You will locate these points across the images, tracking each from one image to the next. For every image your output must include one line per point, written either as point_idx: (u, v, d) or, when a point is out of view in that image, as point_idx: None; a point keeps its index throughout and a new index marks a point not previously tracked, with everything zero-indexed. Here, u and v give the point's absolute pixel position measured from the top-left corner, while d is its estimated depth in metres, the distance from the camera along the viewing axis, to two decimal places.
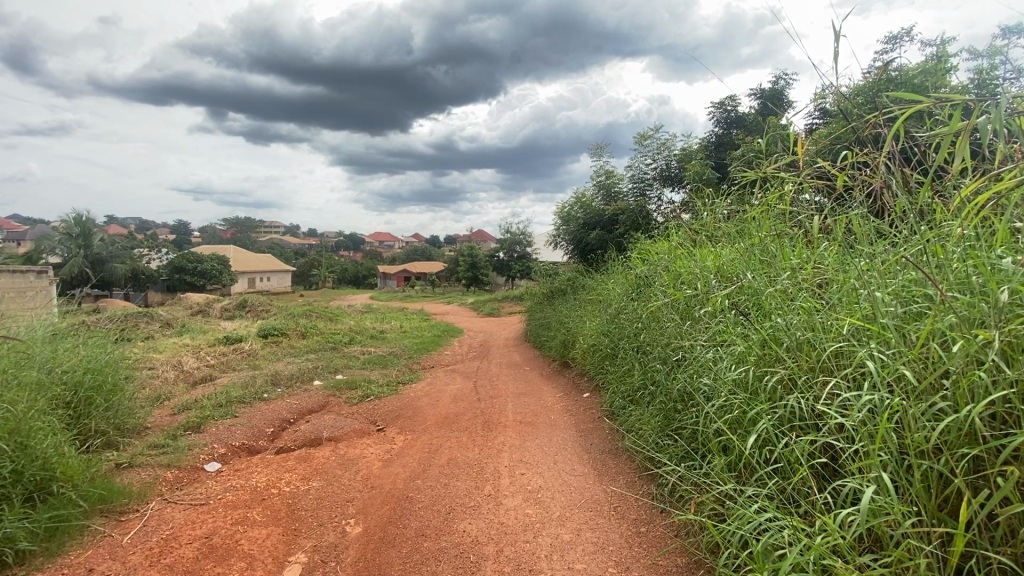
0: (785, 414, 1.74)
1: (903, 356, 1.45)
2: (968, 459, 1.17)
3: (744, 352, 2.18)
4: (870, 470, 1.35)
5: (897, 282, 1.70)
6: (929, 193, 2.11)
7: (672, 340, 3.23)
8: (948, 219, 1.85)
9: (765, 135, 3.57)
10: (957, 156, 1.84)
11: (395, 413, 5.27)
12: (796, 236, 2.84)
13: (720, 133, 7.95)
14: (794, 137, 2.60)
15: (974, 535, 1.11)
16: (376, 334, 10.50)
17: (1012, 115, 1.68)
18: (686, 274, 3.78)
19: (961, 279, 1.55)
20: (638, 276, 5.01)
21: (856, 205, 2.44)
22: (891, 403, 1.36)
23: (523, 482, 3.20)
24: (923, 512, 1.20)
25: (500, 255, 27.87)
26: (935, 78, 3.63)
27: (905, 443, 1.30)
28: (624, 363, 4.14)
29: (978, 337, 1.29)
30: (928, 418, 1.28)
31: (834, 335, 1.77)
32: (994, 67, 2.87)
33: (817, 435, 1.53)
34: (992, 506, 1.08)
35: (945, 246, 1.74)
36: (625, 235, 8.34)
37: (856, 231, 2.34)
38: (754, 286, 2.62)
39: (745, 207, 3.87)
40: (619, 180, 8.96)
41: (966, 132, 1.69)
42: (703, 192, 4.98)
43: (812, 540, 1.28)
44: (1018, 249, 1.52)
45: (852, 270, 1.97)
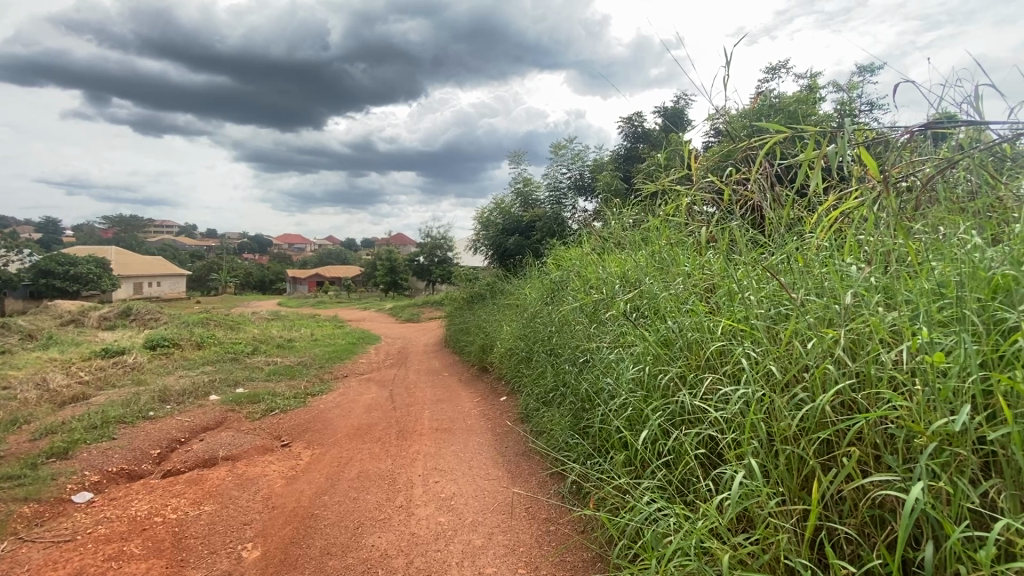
0: (675, 410, 1.86)
1: (771, 354, 1.62)
2: (820, 443, 1.33)
3: (641, 352, 2.31)
4: (744, 458, 1.49)
5: (768, 286, 1.91)
6: (797, 209, 2.39)
7: (580, 343, 3.36)
8: (809, 232, 2.11)
9: (665, 150, 3.86)
10: (818, 177, 2.11)
11: (301, 426, 4.98)
12: (690, 245, 3.09)
13: (628, 147, 8.45)
14: (687, 153, 2.84)
15: (826, 511, 1.26)
16: (284, 343, 9.85)
17: (855, 144, 1.95)
18: (594, 279, 3.96)
19: (818, 284, 1.77)
20: (553, 281, 5.16)
21: (738, 217, 2.70)
22: (761, 396, 1.51)
23: (436, 491, 3.15)
24: (786, 492, 1.34)
25: (419, 260, 27.43)
26: (804, 108, 4.13)
27: (772, 432, 1.45)
28: (538, 366, 4.24)
29: (829, 335, 1.48)
30: (790, 408, 1.44)
31: (717, 335, 1.94)
32: (849, 101, 3.32)
33: (701, 426, 1.66)
34: (838, 483, 1.23)
35: (806, 255, 1.98)
36: (541, 241, 8.58)
37: (737, 240, 2.58)
38: (652, 291, 2.80)
39: (649, 217, 4.14)
40: (535, 188, 9.20)
41: (822, 157, 1.95)
42: (613, 203, 5.26)
43: (694, 526, 1.38)
44: (863, 258, 1.77)
45: (733, 276, 2.17)
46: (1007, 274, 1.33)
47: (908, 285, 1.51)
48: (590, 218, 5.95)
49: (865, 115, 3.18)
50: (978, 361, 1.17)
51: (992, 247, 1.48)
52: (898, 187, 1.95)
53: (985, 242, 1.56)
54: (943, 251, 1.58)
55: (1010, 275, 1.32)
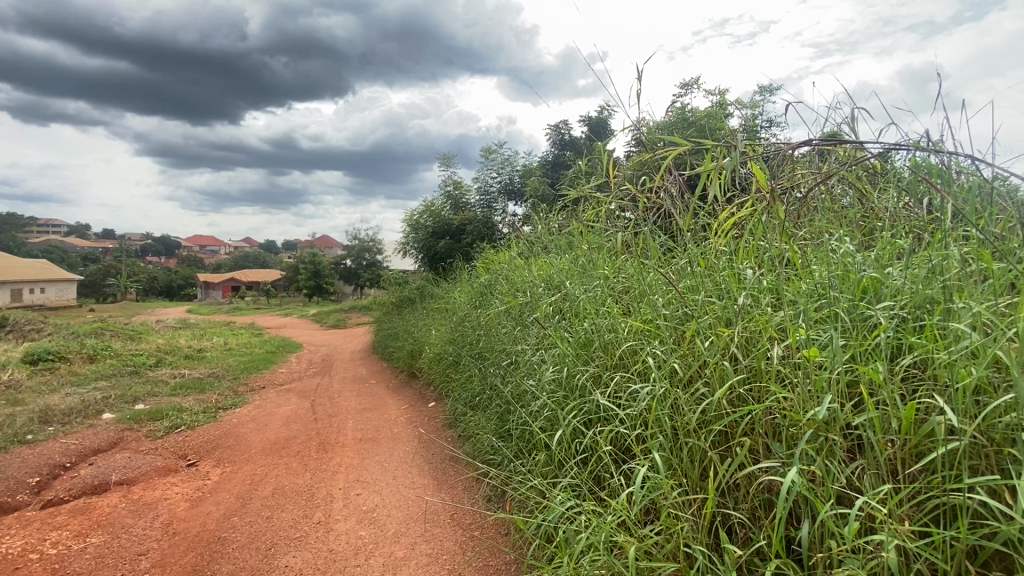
0: (590, 409, 1.92)
1: (676, 352, 1.72)
2: (717, 436, 1.43)
3: (561, 354, 2.36)
4: (652, 452, 1.56)
5: (677, 290, 2.02)
6: (702, 216, 2.57)
7: (505, 345, 3.38)
8: (712, 237, 2.25)
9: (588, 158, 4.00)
10: (721, 187, 2.28)
11: (211, 443, 4.61)
12: (609, 249, 3.20)
13: (555, 154, 8.66)
14: (606, 161, 2.96)
15: (722, 498, 1.35)
16: (192, 354, 9.07)
17: (749, 158, 2.12)
18: (521, 283, 4.01)
19: (718, 285, 1.90)
20: (481, 284, 5.16)
21: (652, 223, 2.85)
22: (666, 393, 1.59)
23: (357, 503, 3.03)
24: (687, 482, 1.42)
25: (346, 264, 26.44)
26: (713, 123, 4.45)
27: (676, 426, 1.54)
28: (465, 370, 4.21)
29: (726, 334, 1.59)
30: (692, 403, 1.54)
31: (629, 336, 2.03)
32: (750, 118, 3.61)
33: (612, 424, 1.73)
34: (732, 471, 1.32)
35: (709, 259, 2.11)
36: (471, 245, 8.57)
37: (651, 245, 2.72)
38: (573, 294, 2.88)
39: (573, 222, 4.26)
40: (465, 192, 9.18)
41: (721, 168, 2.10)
42: (540, 208, 5.37)
43: (604, 521, 1.42)
44: (757, 262, 1.92)
45: (645, 279, 2.28)
46: (871, 277, 1.50)
47: (793, 287, 1.66)
48: (519, 222, 6.03)
49: (764, 131, 3.48)
50: (846, 354, 1.31)
51: (860, 253, 1.67)
52: (787, 198, 2.15)
53: (855, 248, 1.75)
54: (822, 256, 1.76)
55: (874, 278, 1.49)
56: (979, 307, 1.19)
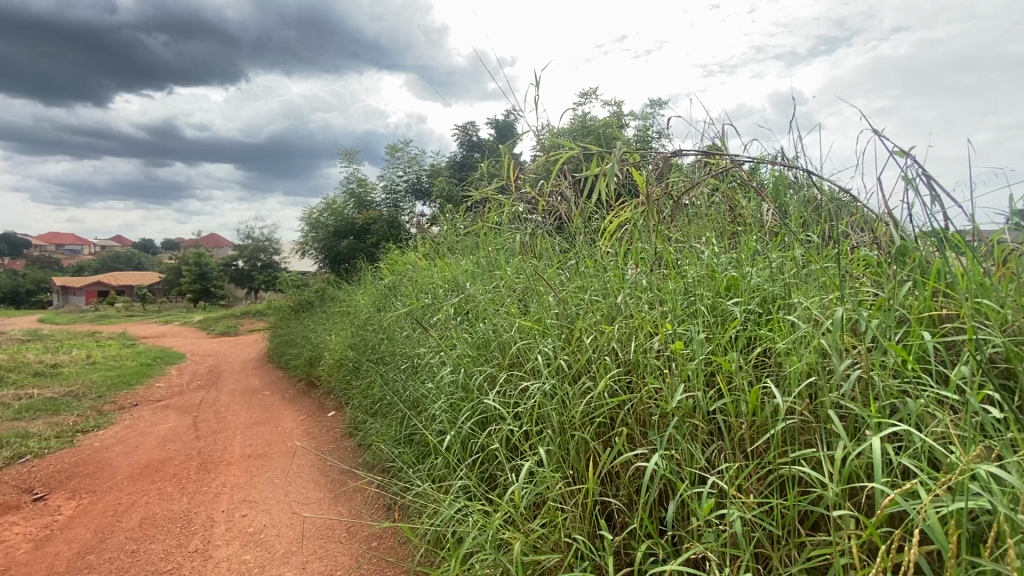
0: (485, 409, 1.92)
1: (565, 350, 1.78)
2: (599, 428, 1.50)
3: (459, 356, 2.34)
4: (540, 448, 1.60)
5: (569, 290, 2.09)
6: (595, 219, 2.69)
7: (405, 348, 3.29)
8: (601, 240, 2.36)
9: (491, 159, 4.03)
10: (610, 190, 2.40)
11: (65, 471, 4.00)
12: (510, 250, 3.24)
13: (463, 154, 8.63)
14: (506, 162, 3.00)
15: (602, 487, 1.42)
16: (42, 369, 7.81)
17: (627, 166, 2.26)
18: (424, 284, 3.93)
19: (604, 285, 2.00)
20: (385, 286, 5.00)
21: (550, 225, 2.92)
22: (553, 389, 1.64)
23: (242, 526, 2.79)
24: (572, 474, 1.47)
25: (238, 265, 24.35)
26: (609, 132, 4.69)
27: (563, 421, 1.59)
28: (365, 376, 4.04)
29: (608, 331, 1.68)
30: (577, 397, 1.60)
31: (523, 335, 2.06)
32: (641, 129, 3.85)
33: (504, 423, 1.74)
34: (611, 460, 1.39)
35: (597, 262, 2.21)
36: (376, 245, 8.28)
37: (547, 245, 2.80)
38: (474, 295, 2.87)
39: (477, 223, 4.26)
40: (370, 190, 8.85)
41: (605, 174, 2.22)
42: (446, 209, 5.33)
43: (492, 518, 1.43)
44: (639, 263, 2.05)
45: (541, 280, 2.33)
46: (732, 276, 1.66)
47: (668, 285, 1.79)
48: (425, 222, 5.94)
49: (654, 141, 3.72)
50: (707, 346, 1.43)
51: (725, 255, 1.84)
52: (667, 203, 2.33)
53: (721, 250, 1.93)
54: (693, 257, 1.92)
55: (734, 277, 1.66)
56: (811, 301, 1.37)
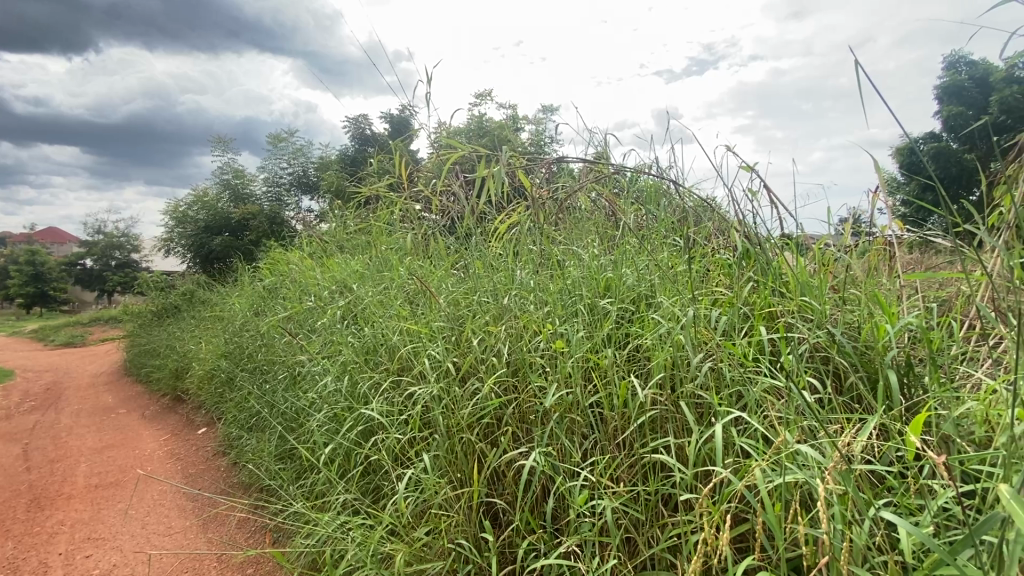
0: (370, 418, 1.83)
1: (452, 352, 1.76)
2: (484, 429, 1.49)
3: (344, 363, 2.21)
4: (427, 454, 1.56)
5: (458, 292, 2.08)
6: (486, 219, 2.71)
7: (286, 355, 3.04)
8: (491, 241, 2.37)
9: (381, 155, 3.88)
10: (500, 191, 2.43)
11: None
12: (401, 249, 3.14)
13: (355, 148, 8.26)
14: (395, 159, 2.91)
15: (487, 488, 1.42)
16: None
17: (512, 171, 2.30)
18: (308, 285, 3.67)
19: (491, 286, 2.00)
20: (265, 288, 4.60)
21: (441, 224, 2.88)
22: (440, 394, 1.61)
23: (83, 569, 2.39)
24: (458, 479, 1.46)
25: (84, 265, 20.96)
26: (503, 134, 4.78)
27: (450, 425, 1.56)
28: (240, 387, 3.67)
29: (494, 332, 1.69)
30: (463, 400, 1.58)
31: (411, 338, 2.00)
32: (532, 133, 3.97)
33: (389, 431, 1.67)
34: (495, 462, 1.40)
35: (485, 264, 2.22)
36: (256, 243, 7.61)
37: (439, 245, 2.75)
38: (360, 296, 2.74)
39: (368, 221, 4.09)
40: (248, 182, 8.12)
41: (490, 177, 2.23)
42: (333, 205, 5.04)
43: (375, 531, 1.37)
44: (527, 264, 2.09)
45: (430, 282, 2.28)
46: (610, 277, 1.76)
47: (554, 285, 1.85)
48: (312, 219, 5.57)
49: (545, 146, 3.85)
50: (585, 344, 1.50)
51: (605, 257, 1.93)
52: (554, 206, 2.41)
53: (602, 252, 2.04)
54: (575, 258, 2.00)
55: (611, 278, 1.76)
56: (675, 300, 1.49)
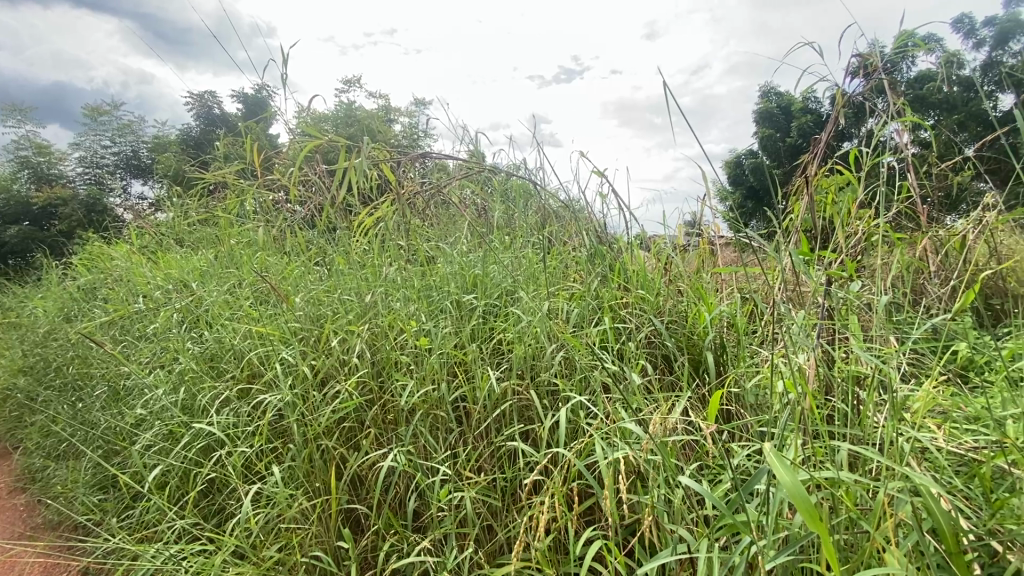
0: (211, 433, 1.63)
1: (308, 355, 1.63)
2: (342, 435, 1.42)
3: (180, 372, 1.93)
4: (279, 466, 1.44)
5: (317, 290, 1.94)
6: (351, 213, 2.57)
7: (106, 367, 2.57)
8: (354, 236, 2.25)
9: (229, 138, 3.46)
10: (365, 183, 2.32)
11: None
12: (254, 243, 2.85)
13: (202, 130, 7.33)
14: (245, 143, 2.62)
15: (347, 495, 1.35)
16: None
17: (376, 163, 2.21)
18: (136, 284, 3.15)
19: (352, 285, 1.91)
20: (79, 288, 3.86)
21: (301, 217, 2.67)
22: (294, 400, 1.49)
23: None
24: (315, 487, 1.36)
25: None
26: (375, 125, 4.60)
27: (305, 432, 1.45)
28: (43, 408, 3.02)
29: (354, 332, 1.61)
30: (320, 405, 1.48)
31: (262, 342, 1.82)
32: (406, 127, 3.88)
33: (234, 445, 1.50)
34: (355, 466, 1.34)
35: (348, 260, 2.10)
36: (69, 234, 6.35)
37: (297, 239, 2.54)
38: (202, 296, 2.42)
39: (213, 211, 3.63)
40: (57, 161, 6.76)
41: (350, 168, 2.11)
42: (171, 192, 4.39)
43: (215, 558, 1.23)
44: (394, 260, 2.02)
45: (286, 281, 2.10)
46: (477, 273, 1.78)
47: (420, 281, 1.82)
48: (143, 207, 4.80)
49: (418, 141, 3.78)
50: (449, 340, 1.50)
51: (472, 254, 1.95)
52: (423, 201, 2.37)
53: (470, 248, 2.05)
54: (443, 255, 1.99)
55: (478, 275, 1.78)
56: (535, 295, 1.56)
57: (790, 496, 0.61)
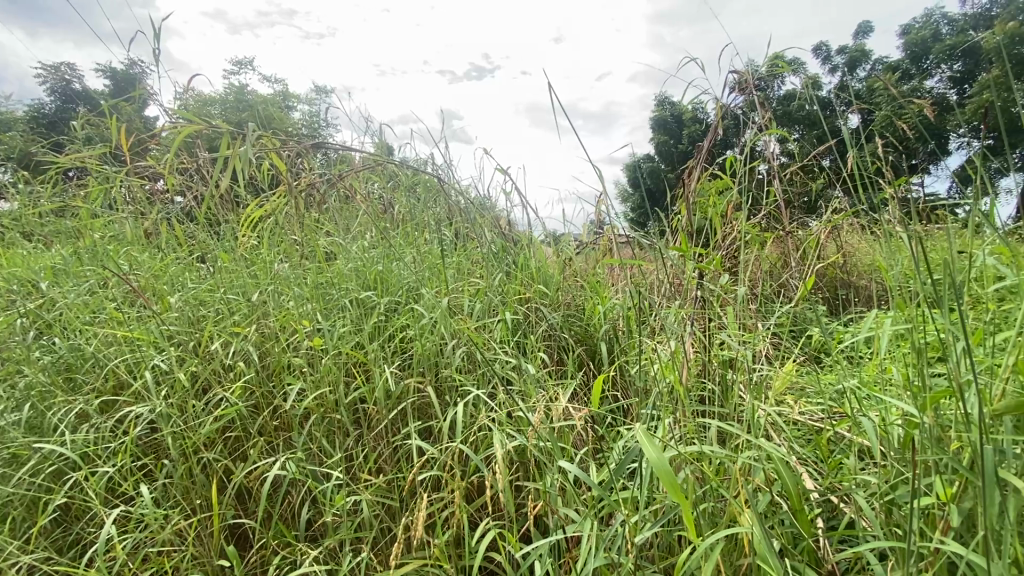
0: (63, 455, 1.41)
1: (184, 361, 1.47)
2: (223, 448, 1.30)
3: (25, 386, 1.65)
4: (148, 486, 1.28)
5: (197, 289, 1.76)
6: (239, 205, 2.36)
7: None
8: (241, 230, 2.06)
9: (91, 117, 3.03)
10: (255, 173, 2.14)
11: None
12: (122, 236, 2.52)
13: (57, 106, 6.35)
14: (109, 123, 2.30)
15: (231, 510, 1.24)
16: None
17: (265, 151, 2.04)
18: None
19: (240, 283, 1.75)
20: None
21: (180, 208, 2.40)
22: (166, 410, 1.34)
23: None
24: (194, 504, 1.24)
25: None
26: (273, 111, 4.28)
27: (181, 445, 1.31)
28: None
29: (241, 334, 1.48)
30: (199, 416, 1.35)
31: (130, 349, 1.61)
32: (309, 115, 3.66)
33: (93, 466, 1.31)
34: (241, 478, 1.23)
35: (233, 256, 1.93)
36: None
37: (176, 233, 2.29)
38: (55, 296, 2.09)
39: (71, 200, 3.16)
40: None
41: (234, 155, 1.93)
42: (15, 176, 3.75)
43: None
44: (288, 256, 1.89)
45: (161, 279, 1.88)
46: (379, 270, 1.72)
47: (316, 278, 1.71)
48: None
49: (319, 131, 3.57)
50: (345, 340, 1.43)
51: (375, 250, 1.87)
52: (321, 195, 2.24)
53: (372, 243, 1.98)
54: (343, 251, 1.89)
55: (381, 272, 1.72)
56: (438, 291, 1.53)
57: (656, 471, 0.66)
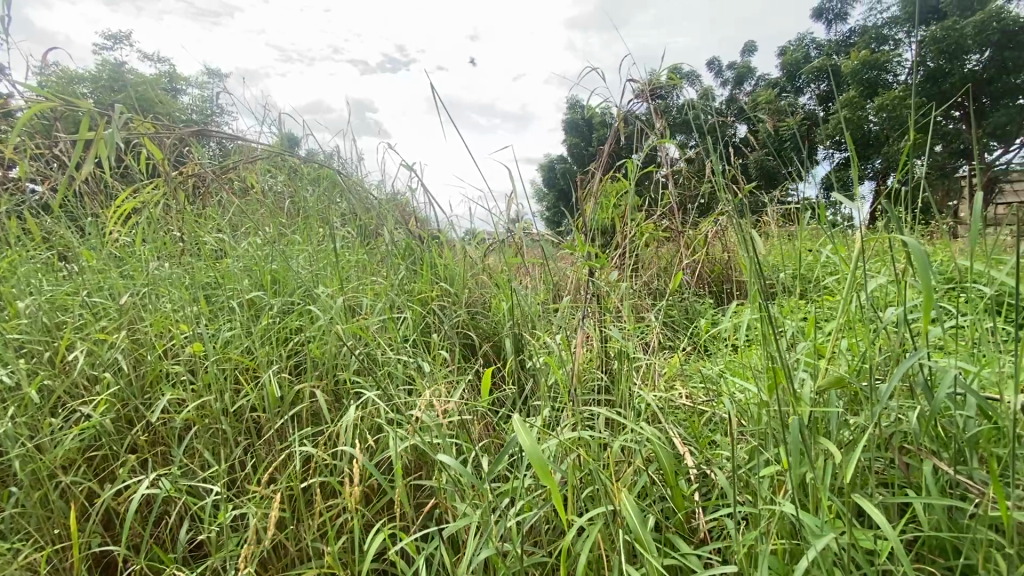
0: None
1: (34, 373, 1.29)
2: (84, 469, 1.16)
3: None
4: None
5: (54, 291, 1.55)
6: (110, 195, 2.11)
7: None
8: (112, 225, 1.85)
9: None
10: (127, 161, 1.92)
11: None
12: None
13: None
14: None
15: (94, 538, 1.11)
16: None
17: (138, 138, 1.83)
18: None
19: (108, 284, 1.56)
20: None
21: (33, 197, 2.09)
22: (10, 431, 1.16)
23: None
24: (47, 535, 1.09)
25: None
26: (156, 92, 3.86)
27: (30, 470, 1.15)
28: None
29: (107, 342, 1.33)
30: (53, 435, 1.19)
31: None
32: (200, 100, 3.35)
33: None
34: (105, 502, 1.10)
35: (101, 253, 1.72)
36: None
37: (29, 227, 1.99)
38: None
39: None
40: None
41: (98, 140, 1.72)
42: None
43: None
44: (168, 254, 1.71)
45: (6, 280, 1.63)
46: (274, 268, 1.62)
47: (201, 277, 1.58)
48: None
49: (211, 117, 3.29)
50: (232, 345, 1.33)
51: (270, 247, 1.76)
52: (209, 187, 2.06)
53: (268, 240, 1.85)
54: (233, 249, 1.76)
55: (276, 271, 1.62)
56: (338, 291, 1.47)
57: (532, 460, 0.69)
